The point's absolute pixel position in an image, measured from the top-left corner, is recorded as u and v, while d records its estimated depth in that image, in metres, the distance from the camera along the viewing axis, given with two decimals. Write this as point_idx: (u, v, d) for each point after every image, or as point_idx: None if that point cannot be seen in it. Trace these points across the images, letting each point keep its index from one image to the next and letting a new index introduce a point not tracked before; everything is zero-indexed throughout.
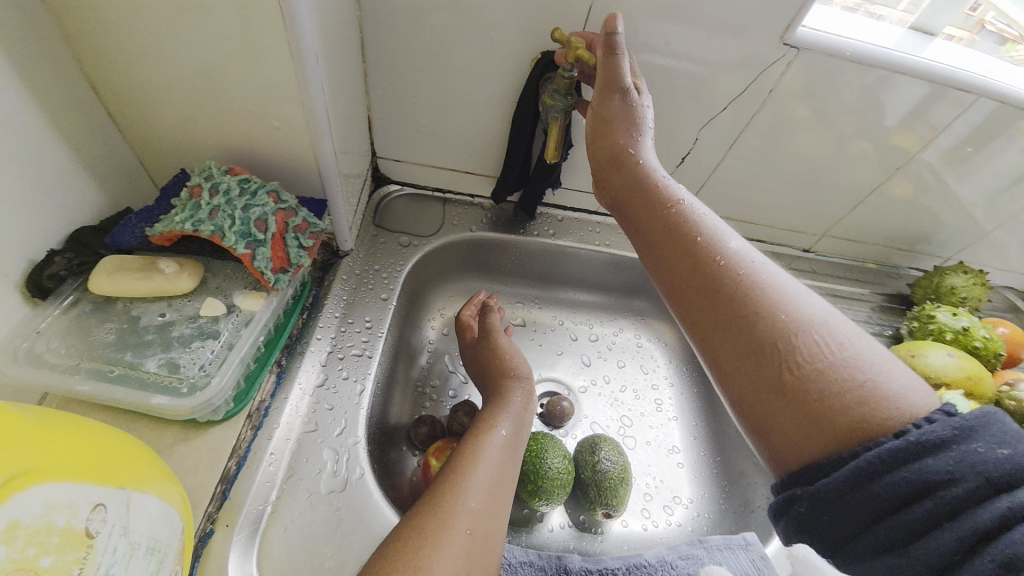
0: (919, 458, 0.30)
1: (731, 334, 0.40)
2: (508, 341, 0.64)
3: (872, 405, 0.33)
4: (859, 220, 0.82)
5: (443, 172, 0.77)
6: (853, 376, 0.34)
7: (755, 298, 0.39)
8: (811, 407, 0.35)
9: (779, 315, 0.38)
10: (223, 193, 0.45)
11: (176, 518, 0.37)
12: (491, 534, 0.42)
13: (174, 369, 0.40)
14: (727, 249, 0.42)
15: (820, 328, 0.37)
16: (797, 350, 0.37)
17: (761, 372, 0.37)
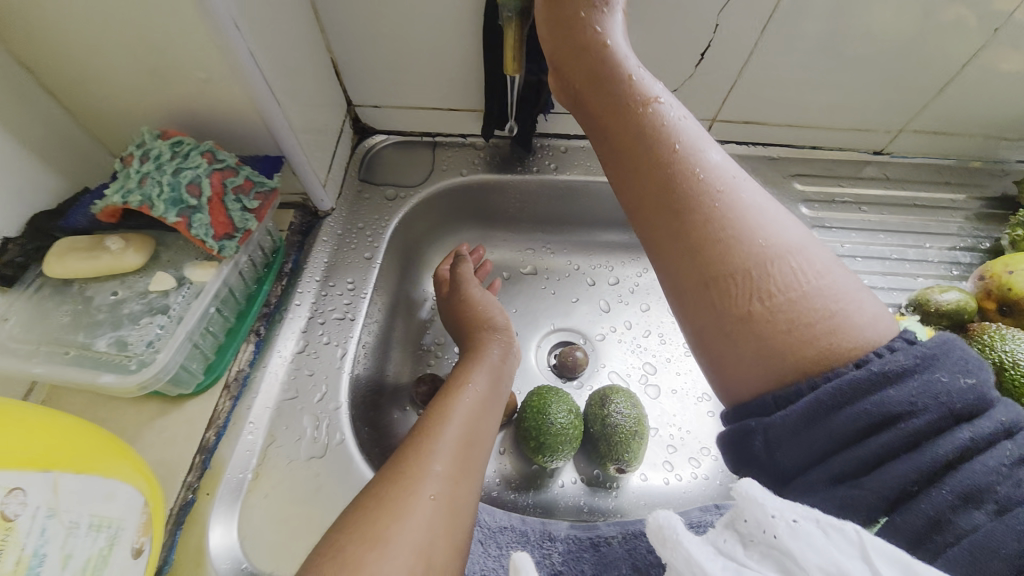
0: (882, 389, 0.30)
1: (703, 257, 0.35)
2: (482, 292, 0.60)
3: (836, 335, 0.32)
4: (950, 105, 0.64)
5: (426, 113, 0.67)
6: (822, 307, 0.33)
7: (733, 223, 0.35)
8: (776, 339, 0.33)
9: (755, 239, 0.35)
10: (153, 159, 0.41)
11: (131, 493, 0.38)
12: (462, 497, 0.39)
13: (123, 347, 0.40)
14: (705, 162, 0.37)
15: (796, 256, 0.34)
16: (770, 279, 0.34)
17: (726, 302, 0.34)
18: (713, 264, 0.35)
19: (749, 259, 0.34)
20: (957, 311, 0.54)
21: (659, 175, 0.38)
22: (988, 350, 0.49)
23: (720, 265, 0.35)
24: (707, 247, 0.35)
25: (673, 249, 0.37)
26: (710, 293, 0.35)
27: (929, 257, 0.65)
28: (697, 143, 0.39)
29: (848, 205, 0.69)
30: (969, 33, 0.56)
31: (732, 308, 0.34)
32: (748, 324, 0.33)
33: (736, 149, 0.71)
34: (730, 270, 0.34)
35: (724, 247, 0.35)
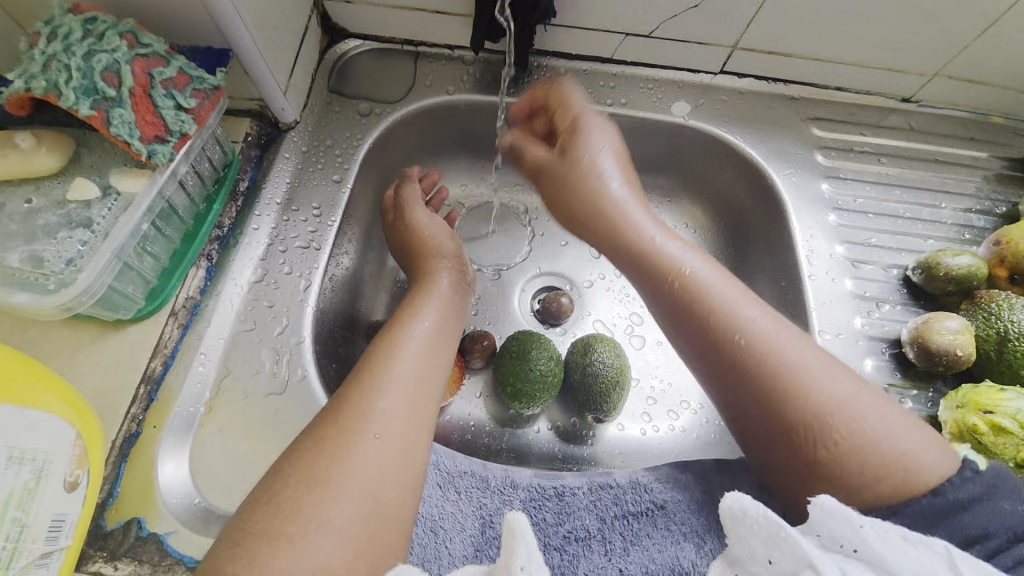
0: (956, 516, 0.32)
1: (777, 411, 0.37)
2: (428, 216, 0.55)
3: (909, 473, 0.34)
4: (997, 48, 0.57)
5: (408, 15, 0.58)
6: (895, 449, 0.34)
7: (794, 369, 0.38)
8: (851, 482, 0.35)
9: (823, 410, 0.36)
10: (61, 38, 0.35)
11: (60, 424, 0.34)
12: (416, 436, 0.36)
13: (38, 264, 0.35)
14: (749, 327, 0.40)
15: (852, 406, 0.36)
16: (833, 428, 0.36)
17: (797, 444, 0.37)
18: (775, 409, 0.38)
19: (816, 409, 0.36)
20: (968, 277, 0.52)
21: (693, 300, 0.42)
22: (994, 319, 0.48)
23: (787, 416, 0.37)
24: (771, 387, 0.38)
25: (730, 380, 0.40)
26: (782, 441, 0.37)
27: (943, 219, 0.61)
28: (734, 305, 0.41)
29: (866, 156, 0.63)
30: None
31: (803, 449, 0.36)
32: (815, 468, 0.36)
33: (754, 84, 0.64)
34: (797, 425, 0.37)
35: (791, 392, 0.37)
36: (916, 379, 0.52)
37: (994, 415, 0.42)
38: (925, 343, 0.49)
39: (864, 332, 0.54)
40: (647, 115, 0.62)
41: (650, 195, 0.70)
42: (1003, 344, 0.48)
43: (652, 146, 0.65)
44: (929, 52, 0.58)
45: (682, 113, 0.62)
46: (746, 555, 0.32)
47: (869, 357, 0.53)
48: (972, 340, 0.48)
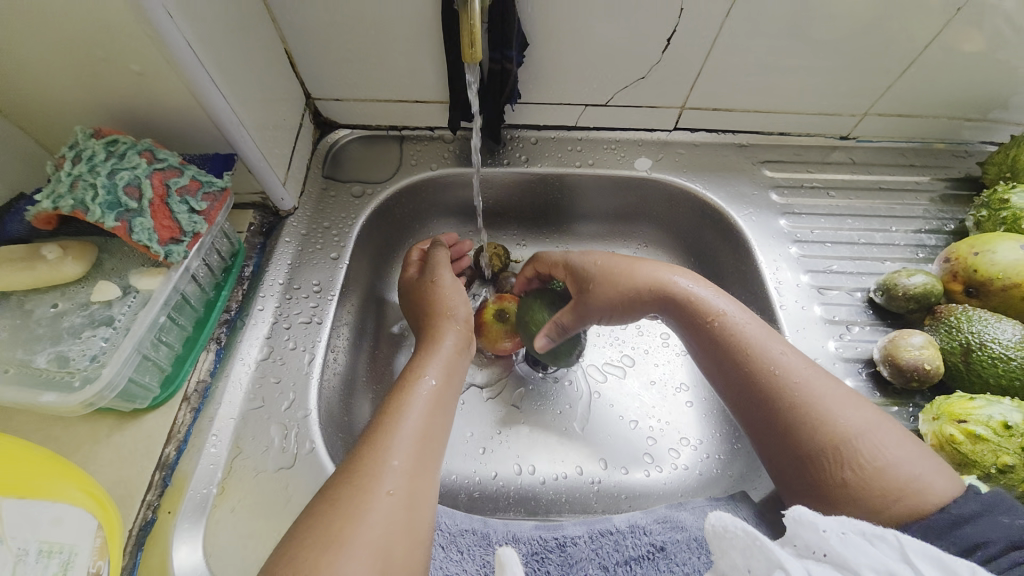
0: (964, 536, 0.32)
1: (795, 434, 0.40)
2: (451, 278, 0.57)
3: (924, 493, 0.34)
4: (914, 87, 0.64)
5: (390, 105, 0.65)
6: (908, 472, 0.35)
7: (818, 392, 0.40)
8: (874, 501, 0.35)
9: (836, 423, 0.39)
10: (86, 160, 0.39)
11: (86, 516, 0.35)
12: (424, 491, 0.38)
13: (64, 364, 0.37)
14: (778, 369, 0.42)
15: (875, 431, 0.38)
16: (857, 451, 0.37)
17: (821, 469, 0.38)
18: (800, 436, 0.39)
19: (839, 433, 0.38)
20: (925, 295, 0.56)
21: (743, 367, 0.44)
22: (956, 332, 0.51)
23: (808, 438, 0.39)
24: (794, 424, 0.40)
25: (762, 420, 0.42)
26: (806, 465, 0.39)
27: (896, 240, 0.66)
28: (768, 345, 0.44)
29: (817, 190, 0.70)
30: (934, 12, 0.55)
31: (823, 475, 0.38)
32: (844, 490, 0.36)
33: (706, 137, 0.71)
34: (819, 444, 0.38)
35: (816, 421, 0.39)
36: (896, 396, 0.54)
37: (967, 424, 0.44)
38: (896, 361, 0.52)
39: (839, 355, 0.57)
40: (614, 172, 0.68)
41: (627, 242, 0.75)
42: (968, 354, 0.50)
43: (621, 199, 0.71)
44: (855, 95, 0.65)
45: (645, 167, 0.69)
46: (729, 568, 0.34)
47: (847, 379, 0.56)
48: (938, 355, 0.52)
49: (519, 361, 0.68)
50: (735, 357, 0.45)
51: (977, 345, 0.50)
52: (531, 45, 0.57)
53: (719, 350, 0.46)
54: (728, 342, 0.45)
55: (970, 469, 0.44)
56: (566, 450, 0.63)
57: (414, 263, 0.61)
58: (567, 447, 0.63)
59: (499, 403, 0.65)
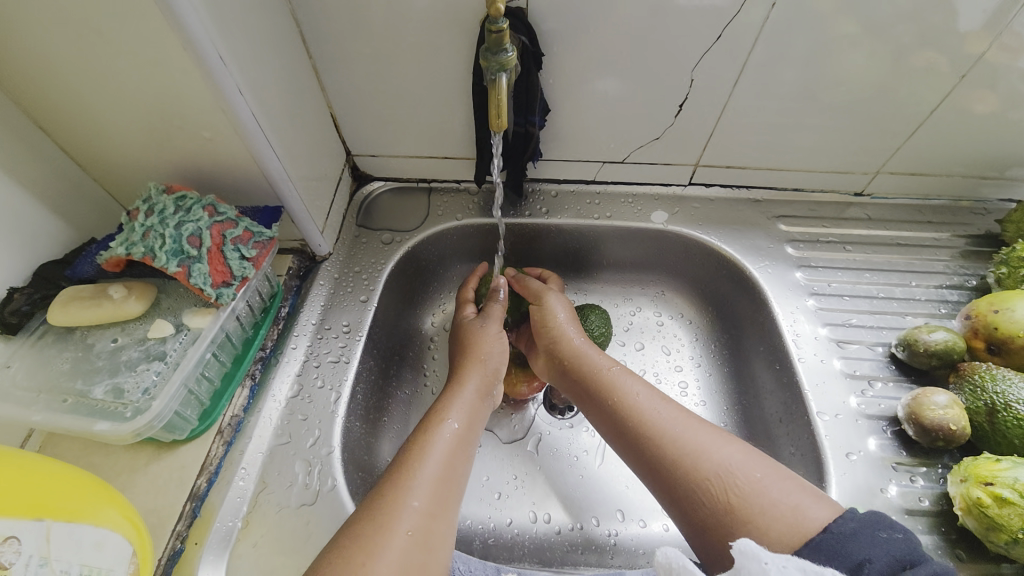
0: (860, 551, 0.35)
1: (680, 470, 0.44)
2: (495, 325, 0.59)
3: (799, 512, 0.38)
4: (924, 148, 0.66)
5: (422, 161, 0.70)
6: (779, 492, 0.40)
7: (695, 430, 0.46)
8: (756, 523, 0.39)
9: (699, 462, 0.43)
10: (158, 213, 0.44)
11: (123, 541, 0.37)
12: (439, 534, 0.40)
13: (119, 395, 0.41)
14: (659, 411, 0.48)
15: (744, 458, 0.43)
16: (735, 477, 0.42)
17: (708, 499, 0.42)
18: (685, 473, 0.43)
19: (718, 466, 0.42)
20: (947, 351, 0.55)
21: (626, 414, 0.50)
22: (980, 391, 0.51)
23: (693, 471, 0.43)
24: (677, 461, 0.44)
25: (653, 464, 0.46)
26: (696, 498, 0.42)
27: (916, 295, 0.66)
28: (649, 390, 0.51)
29: (833, 245, 0.71)
30: (941, 78, 0.57)
31: (711, 506, 0.41)
32: (731, 515, 0.40)
33: (721, 192, 0.74)
34: (701, 475, 0.43)
35: (692, 456, 0.44)
36: (923, 455, 0.53)
37: (995, 486, 0.43)
38: (920, 419, 0.51)
39: (862, 411, 0.56)
40: (631, 225, 0.71)
41: (644, 291, 0.77)
42: (992, 415, 0.49)
43: (638, 249, 0.74)
44: (866, 155, 0.68)
45: (660, 220, 0.71)
46: None
47: (871, 436, 0.55)
48: (963, 415, 0.51)
49: (537, 406, 0.69)
50: (620, 405, 0.51)
51: (1001, 406, 0.49)
52: (552, 109, 0.63)
53: (601, 401, 0.52)
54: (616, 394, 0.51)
55: (997, 532, 0.43)
56: (583, 499, 0.62)
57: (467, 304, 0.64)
58: (583, 497, 0.62)
59: (517, 448, 0.65)
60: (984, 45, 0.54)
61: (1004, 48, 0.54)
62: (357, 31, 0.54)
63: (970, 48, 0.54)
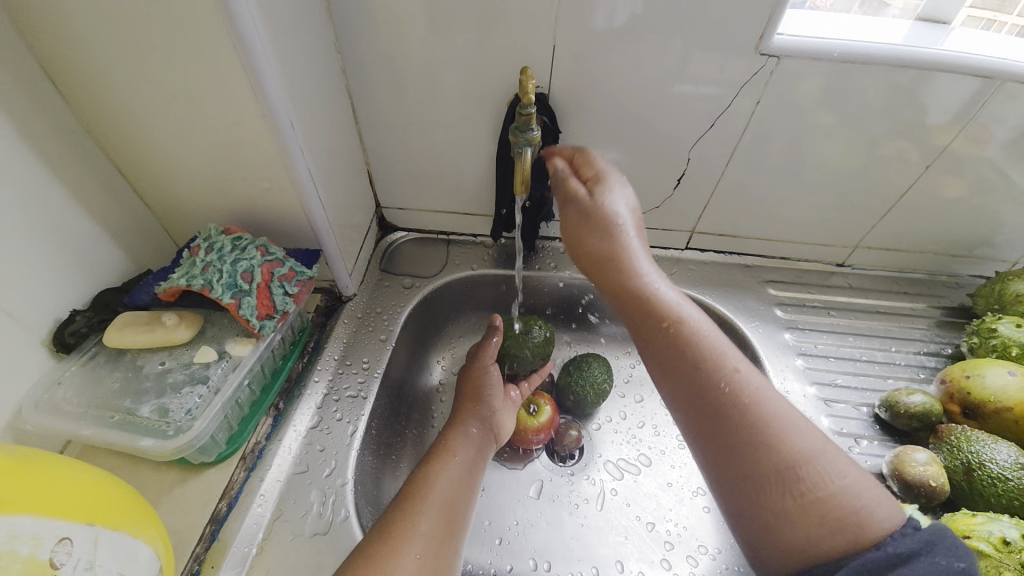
0: (897, 567, 0.34)
1: (742, 459, 0.40)
2: (491, 368, 0.63)
3: (863, 529, 0.36)
4: (897, 226, 0.74)
5: (444, 216, 0.77)
6: (849, 506, 0.37)
7: (775, 419, 0.41)
8: (811, 532, 0.37)
9: (778, 447, 0.39)
10: (216, 251, 0.50)
11: (152, 557, 0.38)
12: (445, 558, 0.44)
13: (164, 414, 0.45)
14: (732, 376, 0.43)
15: (821, 456, 0.39)
16: (804, 479, 0.38)
17: (765, 495, 0.39)
18: (747, 462, 0.40)
19: (791, 461, 0.39)
20: (926, 414, 0.59)
21: (694, 382, 0.44)
22: (957, 451, 0.55)
23: (756, 463, 0.40)
24: (741, 448, 0.41)
25: (707, 437, 0.43)
26: (748, 487, 0.40)
27: (897, 360, 0.71)
28: (727, 354, 0.45)
29: (818, 310, 0.77)
30: (911, 165, 0.66)
31: (772, 497, 0.39)
32: (785, 517, 0.38)
33: (715, 257, 0.81)
34: (768, 471, 0.39)
35: (769, 441, 0.40)
36: None
37: (972, 539, 0.46)
38: (903, 476, 0.55)
39: None
40: None
41: None
42: (969, 474, 0.53)
43: None
44: (845, 229, 0.75)
45: None
46: None
47: None
48: (943, 473, 0.54)
49: (540, 453, 0.71)
50: (684, 363, 0.45)
51: (976, 464, 0.53)
52: None
53: (658, 332, 0.47)
54: (684, 349, 0.45)
55: None
56: (583, 548, 0.63)
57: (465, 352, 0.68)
58: (583, 546, 0.63)
59: (518, 493, 0.67)
60: (950, 136, 0.62)
61: (968, 138, 0.62)
62: (401, 101, 0.63)
63: (937, 139, 0.63)
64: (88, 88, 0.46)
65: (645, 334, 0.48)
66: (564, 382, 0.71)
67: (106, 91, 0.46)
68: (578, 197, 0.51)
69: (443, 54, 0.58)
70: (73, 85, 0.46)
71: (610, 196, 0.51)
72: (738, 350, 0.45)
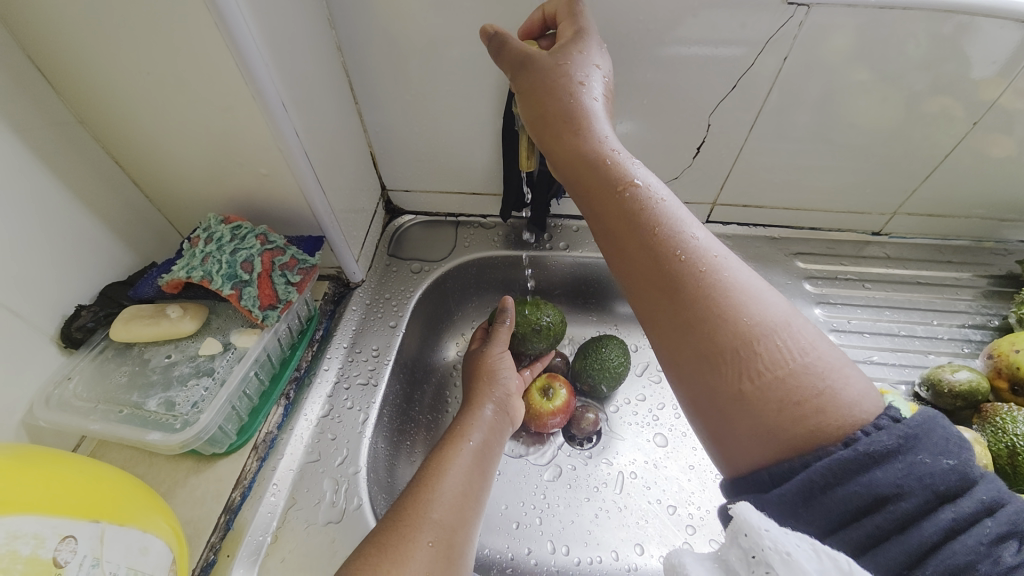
0: (870, 470, 0.31)
1: (697, 343, 0.37)
2: (502, 353, 0.62)
3: (824, 413, 0.33)
4: (943, 190, 0.68)
5: (451, 197, 0.75)
6: (810, 387, 0.34)
7: (733, 296, 0.37)
8: (766, 416, 0.34)
9: (734, 328, 0.36)
10: (216, 241, 0.49)
11: (165, 549, 0.39)
12: (459, 546, 0.43)
13: (171, 407, 0.46)
14: (689, 249, 0.40)
15: (783, 334, 0.36)
16: (759, 358, 0.36)
17: (720, 380, 0.36)
18: (702, 344, 0.37)
19: (746, 342, 0.36)
20: (971, 392, 0.56)
21: (647, 264, 0.41)
22: (1001, 433, 0.52)
23: (711, 344, 0.37)
24: (698, 336, 0.37)
25: (665, 323, 0.40)
26: (702, 374, 0.37)
27: (938, 334, 0.68)
28: (684, 224, 0.41)
29: (852, 283, 0.72)
30: (956, 123, 0.60)
31: (724, 383, 0.36)
32: (741, 402, 0.35)
33: (740, 230, 0.76)
34: (723, 354, 0.36)
35: (723, 322, 0.37)
36: None
37: None
38: None
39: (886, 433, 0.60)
40: None
41: None
42: (1013, 457, 0.50)
43: None
44: (882, 195, 0.69)
45: None
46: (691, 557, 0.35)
47: None
48: (988, 456, 0.51)
49: (558, 436, 0.70)
50: (641, 241, 0.41)
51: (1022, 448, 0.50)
52: None
53: (613, 213, 0.43)
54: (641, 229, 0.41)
55: None
56: (602, 532, 0.62)
57: (477, 336, 0.67)
58: (602, 529, 0.62)
59: (537, 477, 0.66)
60: (999, 90, 0.56)
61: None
62: (399, 77, 0.60)
63: (989, 91, 0.56)
64: (75, 73, 0.44)
65: (601, 211, 0.44)
66: (580, 364, 0.69)
67: (91, 77, 0.44)
68: (541, 80, 0.45)
69: (440, 25, 0.54)
70: (58, 71, 0.44)
71: (569, 64, 0.45)
72: (710, 230, 0.42)
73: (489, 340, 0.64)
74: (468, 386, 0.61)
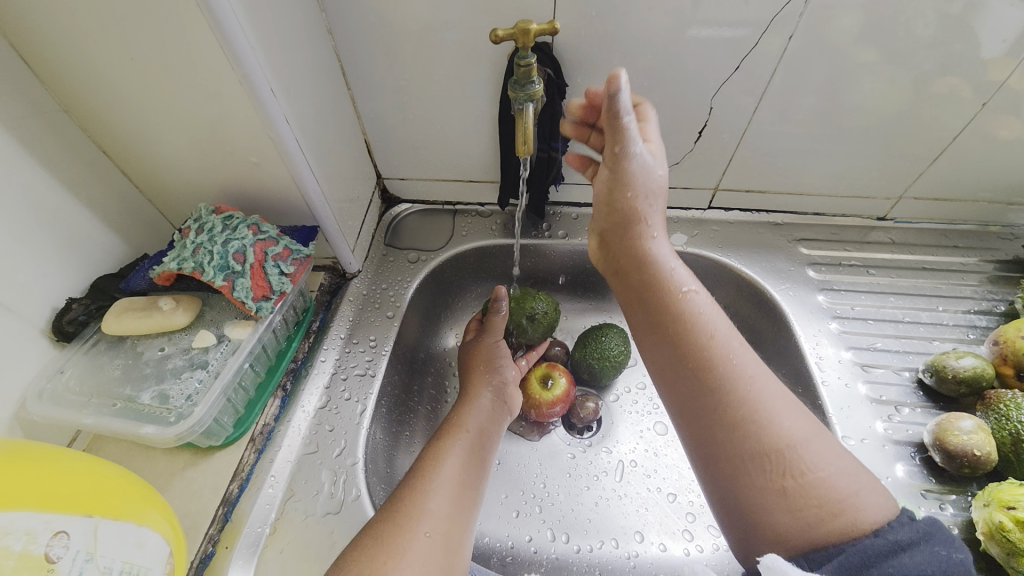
0: (894, 552, 0.36)
1: (743, 441, 0.42)
2: (497, 343, 0.62)
3: (855, 514, 0.38)
4: (951, 173, 0.66)
5: (448, 185, 0.73)
6: (842, 492, 0.39)
7: (775, 402, 0.43)
8: (806, 512, 0.39)
9: (779, 431, 0.42)
10: (207, 231, 0.49)
11: (161, 542, 0.39)
12: (457, 535, 0.43)
13: (164, 400, 0.45)
14: (738, 363, 0.45)
15: (815, 443, 0.42)
16: (798, 461, 0.41)
17: (759, 475, 0.41)
18: (747, 443, 0.42)
19: (788, 439, 0.41)
20: (976, 378, 0.56)
21: (700, 380, 0.45)
22: (1005, 420, 0.51)
23: (757, 444, 0.42)
24: (742, 431, 0.42)
25: (708, 418, 0.44)
26: (745, 467, 0.42)
27: (943, 320, 0.67)
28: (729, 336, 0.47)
29: (855, 269, 0.71)
30: (964, 104, 0.58)
31: (765, 472, 0.41)
32: (781, 498, 0.40)
33: (742, 216, 0.75)
34: (768, 454, 0.41)
35: (769, 424, 0.42)
36: (951, 482, 0.54)
37: (1017, 510, 0.45)
38: (944, 444, 0.52)
39: (889, 437, 0.57)
40: None
41: None
42: (1017, 445, 0.50)
43: None
44: (888, 178, 0.68)
45: (680, 242, 0.73)
46: None
47: (898, 462, 0.56)
48: (991, 442, 0.51)
49: (557, 426, 0.69)
50: (695, 367, 0.46)
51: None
52: None
53: (672, 327, 0.48)
54: (693, 337, 0.47)
55: (1017, 558, 0.45)
56: (602, 520, 0.62)
57: (471, 327, 0.66)
58: (602, 518, 0.62)
59: (537, 466, 0.66)
60: (1007, 71, 0.54)
61: None
62: (392, 61, 0.58)
63: (998, 71, 0.55)
64: (58, 60, 0.43)
65: (655, 309, 0.50)
66: (580, 351, 0.68)
67: (72, 63, 0.43)
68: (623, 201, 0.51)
69: (433, 7, 0.53)
70: (41, 58, 0.43)
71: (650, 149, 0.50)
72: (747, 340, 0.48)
73: (485, 330, 0.64)
74: (462, 379, 0.60)
